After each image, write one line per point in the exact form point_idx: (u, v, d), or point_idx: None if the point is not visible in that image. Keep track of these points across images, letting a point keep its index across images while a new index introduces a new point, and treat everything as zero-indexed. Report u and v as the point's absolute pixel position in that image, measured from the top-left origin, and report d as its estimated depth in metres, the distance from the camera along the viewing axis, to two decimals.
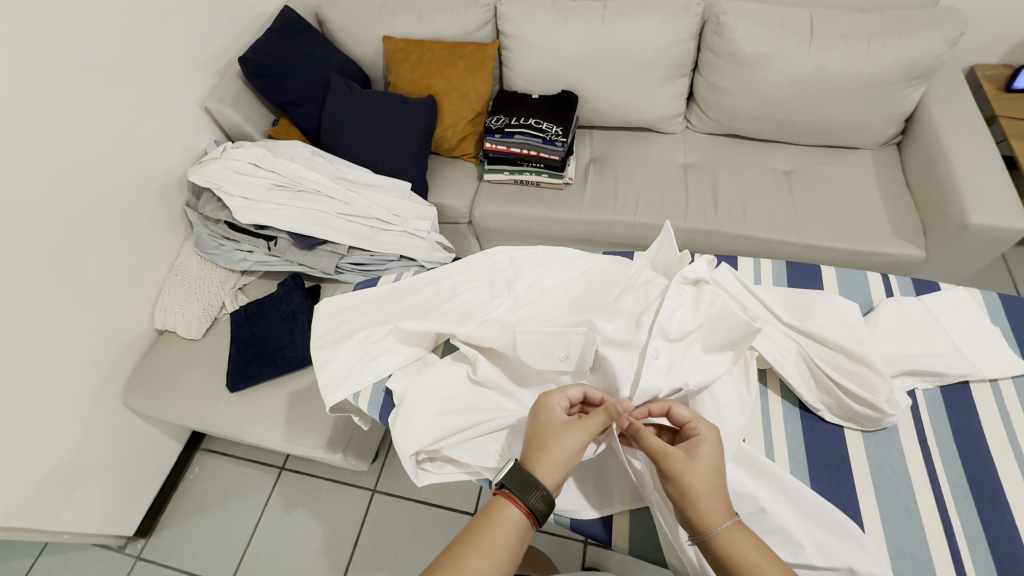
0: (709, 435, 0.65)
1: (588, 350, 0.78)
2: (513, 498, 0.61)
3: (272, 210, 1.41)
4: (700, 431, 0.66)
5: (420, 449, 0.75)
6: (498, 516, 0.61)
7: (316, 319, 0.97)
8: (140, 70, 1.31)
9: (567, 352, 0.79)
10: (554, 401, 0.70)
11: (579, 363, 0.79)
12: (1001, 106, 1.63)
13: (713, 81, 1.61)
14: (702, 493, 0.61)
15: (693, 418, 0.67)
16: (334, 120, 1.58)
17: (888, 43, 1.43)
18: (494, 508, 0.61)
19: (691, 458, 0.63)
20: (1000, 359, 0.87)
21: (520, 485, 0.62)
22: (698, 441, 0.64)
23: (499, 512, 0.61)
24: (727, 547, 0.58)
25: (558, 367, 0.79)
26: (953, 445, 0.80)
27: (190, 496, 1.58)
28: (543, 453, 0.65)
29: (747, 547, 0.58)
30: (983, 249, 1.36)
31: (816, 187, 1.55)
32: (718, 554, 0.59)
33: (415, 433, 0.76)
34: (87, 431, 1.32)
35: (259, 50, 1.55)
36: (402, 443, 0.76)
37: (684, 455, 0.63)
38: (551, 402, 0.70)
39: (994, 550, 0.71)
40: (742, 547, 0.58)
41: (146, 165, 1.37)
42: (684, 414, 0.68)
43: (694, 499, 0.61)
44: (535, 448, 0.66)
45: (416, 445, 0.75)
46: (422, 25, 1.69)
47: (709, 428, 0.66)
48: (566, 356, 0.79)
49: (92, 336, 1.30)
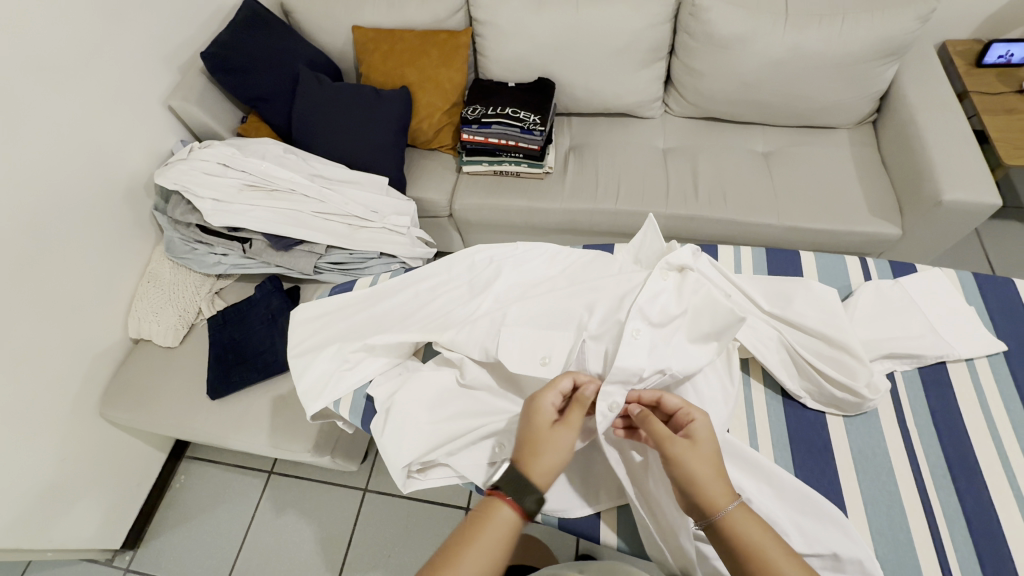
0: (701, 420, 0.65)
1: (572, 354, 0.76)
2: (505, 498, 0.60)
3: (245, 211, 1.37)
4: (695, 418, 0.65)
5: (414, 460, 0.75)
6: (490, 514, 0.59)
7: (294, 324, 0.95)
8: (96, 71, 1.25)
9: (548, 356, 0.77)
10: (544, 402, 0.67)
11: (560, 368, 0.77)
12: (972, 81, 1.64)
13: (690, 64, 1.59)
14: (705, 477, 0.60)
15: (685, 405, 0.68)
16: (305, 115, 1.53)
17: (861, 21, 1.43)
18: (486, 506, 0.60)
19: (691, 445, 0.62)
20: (974, 339, 0.88)
21: (513, 486, 0.60)
22: (696, 428, 0.64)
23: (494, 513, 0.59)
24: (735, 530, 0.58)
25: (539, 372, 0.76)
26: (932, 425, 0.82)
27: (178, 504, 1.56)
28: (536, 453, 0.63)
29: (753, 530, 0.58)
30: (957, 225, 1.38)
31: (795, 167, 1.55)
32: (726, 536, 0.58)
33: (407, 444, 0.76)
34: (63, 446, 1.28)
35: (223, 44, 1.48)
36: (396, 455, 0.75)
37: (687, 443, 0.62)
38: (543, 403, 0.67)
39: (971, 527, 0.73)
40: (748, 528, 0.58)
41: (108, 168, 1.31)
42: (675, 402, 0.68)
43: (700, 484, 0.60)
44: (526, 449, 0.64)
45: (410, 457, 0.75)
46: (392, 14, 1.64)
47: (703, 414, 0.66)
48: (546, 360, 0.77)
49: (63, 349, 1.25)
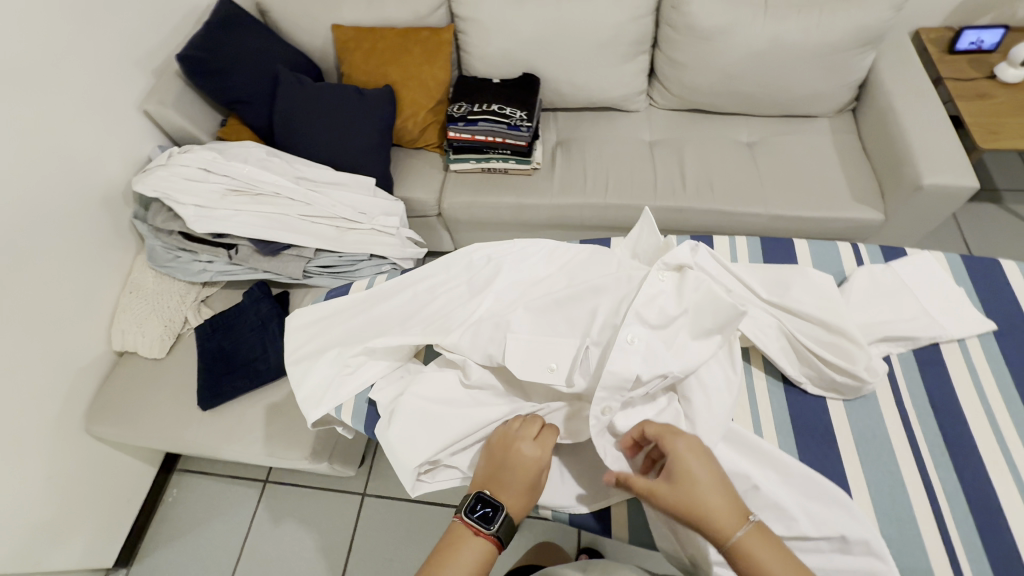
0: (681, 453, 0.64)
1: (577, 359, 0.76)
2: (497, 542, 0.65)
3: (230, 216, 1.34)
4: (676, 454, 0.65)
5: (424, 461, 0.74)
6: (482, 558, 0.64)
7: (289, 332, 0.93)
8: (66, 76, 1.20)
9: (556, 363, 0.76)
10: (544, 458, 0.70)
11: (567, 373, 0.76)
12: (946, 67, 1.68)
13: (673, 56, 1.60)
14: (700, 516, 0.61)
15: (665, 436, 0.67)
16: (287, 117, 1.50)
17: (839, 10, 1.45)
18: (480, 551, 0.64)
19: (676, 488, 0.63)
20: (965, 319, 0.91)
21: (507, 532, 0.65)
22: (679, 462, 0.64)
23: (477, 548, 0.64)
24: (747, 558, 0.58)
25: (547, 379, 0.75)
26: (929, 406, 0.84)
27: (171, 518, 1.52)
28: (524, 502, 0.68)
29: (766, 550, 0.58)
30: (938, 209, 1.41)
31: (779, 156, 1.57)
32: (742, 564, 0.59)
33: (416, 447, 0.75)
34: (49, 465, 1.24)
35: (199, 46, 1.44)
36: (403, 458, 0.74)
37: (670, 488, 0.63)
38: (543, 459, 0.70)
39: (971, 503, 0.75)
40: (760, 552, 0.58)
41: (83, 176, 1.27)
42: (655, 436, 0.68)
43: (698, 524, 0.61)
44: (519, 497, 0.68)
45: (419, 458, 0.74)
46: (372, 12, 1.62)
47: (681, 447, 0.65)
48: (553, 366, 0.76)
49: (44, 365, 1.21)
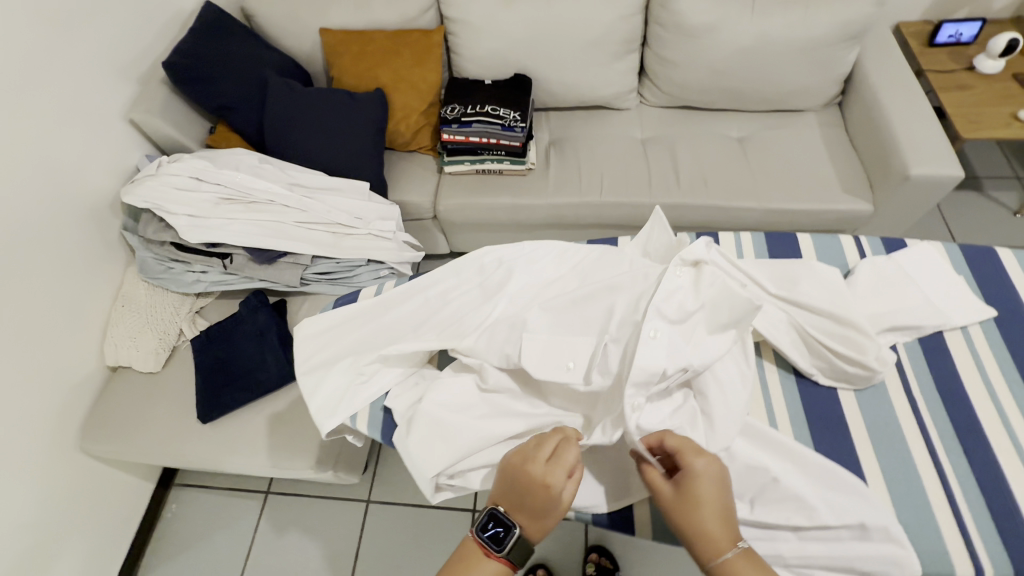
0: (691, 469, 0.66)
1: (596, 358, 0.76)
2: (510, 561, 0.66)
3: (223, 225, 1.32)
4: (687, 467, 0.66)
5: (440, 471, 0.74)
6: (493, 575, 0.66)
7: (298, 341, 0.92)
8: (49, 85, 1.17)
9: (574, 361, 0.77)
10: (560, 482, 0.67)
11: (586, 372, 0.76)
12: (926, 59, 1.72)
13: (663, 54, 1.61)
14: (693, 528, 0.63)
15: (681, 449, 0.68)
16: (279, 123, 1.48)
17: (823, 6, 1.47)
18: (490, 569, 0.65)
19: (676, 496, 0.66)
20: (966, 307, 0.93)
21: (520, 554, 0.66)
22: (690, 477, 0.65)
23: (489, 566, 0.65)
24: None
25: (565, 377, 0.76)
26: (936, 393, 0.86)
27: (171, 535, 1.49)
28: (540, 522, 0.67)
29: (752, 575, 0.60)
30: (925, 199, 1.44)
31: (770, 151, 1.60)
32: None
33: (434, 455, 0.75)
34: (43, 486, 1.21)
35: (184, 52, 1.42)
36: (422, 466, 0.74)
37: (671, 494, 0.66)
38: (560, 484, 0.67)
39: (981, 485, 0.77)
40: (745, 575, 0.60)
41: (69, 188, 1.24)
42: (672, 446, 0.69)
43: (689, 533, 0.64)
44: (533, 519, 0.67)
45: (436, 468, 0.74)
46: (360, 15, 1.60)
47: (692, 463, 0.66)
48: (570, 365, 0.77)
49: (35, 384, 1.18)
